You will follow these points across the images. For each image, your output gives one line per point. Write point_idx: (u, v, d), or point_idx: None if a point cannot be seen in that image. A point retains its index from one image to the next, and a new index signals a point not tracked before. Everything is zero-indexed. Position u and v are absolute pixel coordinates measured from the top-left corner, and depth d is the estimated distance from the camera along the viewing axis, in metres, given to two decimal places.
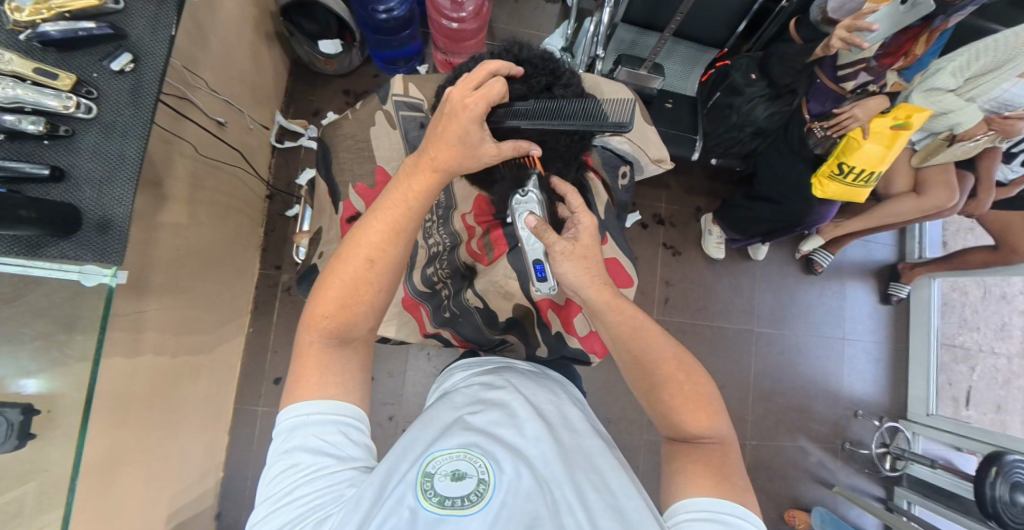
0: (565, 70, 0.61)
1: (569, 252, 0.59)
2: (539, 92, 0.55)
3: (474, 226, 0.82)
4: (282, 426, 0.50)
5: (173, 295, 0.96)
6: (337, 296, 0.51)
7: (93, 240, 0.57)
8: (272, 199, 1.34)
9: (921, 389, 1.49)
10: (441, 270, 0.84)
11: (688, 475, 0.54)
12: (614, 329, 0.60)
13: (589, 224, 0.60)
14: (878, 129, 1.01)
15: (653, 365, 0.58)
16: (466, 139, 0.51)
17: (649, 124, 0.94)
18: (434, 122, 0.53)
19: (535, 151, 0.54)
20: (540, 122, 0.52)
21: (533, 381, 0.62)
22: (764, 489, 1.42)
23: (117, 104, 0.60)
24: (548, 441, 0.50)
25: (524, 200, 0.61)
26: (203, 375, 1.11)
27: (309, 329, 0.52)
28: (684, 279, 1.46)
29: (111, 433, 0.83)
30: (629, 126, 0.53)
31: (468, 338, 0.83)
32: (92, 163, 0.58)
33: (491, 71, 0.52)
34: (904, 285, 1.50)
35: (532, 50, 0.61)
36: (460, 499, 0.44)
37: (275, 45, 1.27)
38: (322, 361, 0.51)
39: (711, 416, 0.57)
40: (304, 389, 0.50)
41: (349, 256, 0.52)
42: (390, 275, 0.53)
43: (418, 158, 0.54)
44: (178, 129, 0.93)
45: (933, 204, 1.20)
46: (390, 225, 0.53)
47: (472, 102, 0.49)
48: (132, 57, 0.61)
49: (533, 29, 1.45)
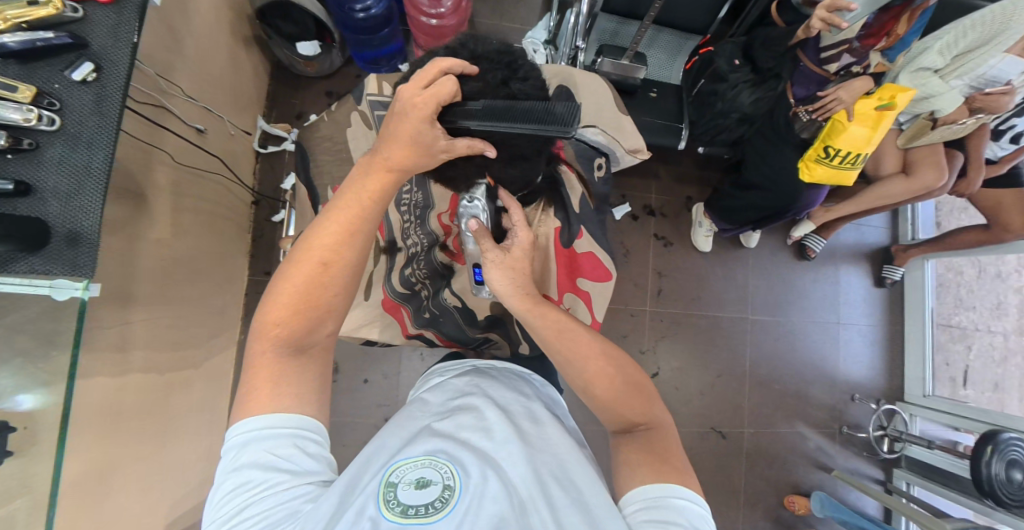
0: (524, 64, 0.58)
1: (499, 262, 0.64)
2: (495, 88, 0.53)
3: (451, 225, 0.79)
4: (232, 443, 0.48)
5: (158, 305, 0.95)
6: (290, 302, 0.51)
7: (63, 254, 0.56)
8: (258, 205, 1.32)
9: (917, 370, 1.48)
10: (419, 270, 0.82)
11: (634, 468, 0.54)
12: (543, 335, 0.63)
13: (524, 242, 0.65)
14: (862, 110, 1.00)
15: (578, 361, 0.61)
16: (419, 140, 0.50)
17: (627, 115, 0.90)
18: (385, 122, 0.52)
19: (490, 152, 0.53)
20: (485, 120, 0.50)
21: (505, 387, 0.62)
22: (763, 476, 1.43)
23: (80, 115, 0.59)
24: (514, 441, 0.50)
25: (470, 205, 0.66)
26: (196, 383, 1.10)
27: (261, 340, 0.51)
28: (677, 269, 1.45)
29: (103, 445, 0.83)
30: (571, 129, 0.48)
31: (452, 338, 0.83)
32: (57, 175, 0.57)
33: (443, 69, 0.50)
34: (898, 268, 1.50)
35: (488, 44, 0.58)
36: (424, 507, 0.44)
37: (254, 48, 1.25)
38: (275, 372, 0.50)
39: (644, 404, 0.60)
40: (258, 401, 0.49)
41: (302, 261, 0.52)
42: (346, 277, 0.53)
43: (371, 159, 0.54)
44: (156, 138, 0.92)
45: (923, 186, 1.18)
46: (345, 227, 0.53)
47: (421, 102, 0.48)
48: (95, 66, 0.60)
49: (517, 22, 1.43)
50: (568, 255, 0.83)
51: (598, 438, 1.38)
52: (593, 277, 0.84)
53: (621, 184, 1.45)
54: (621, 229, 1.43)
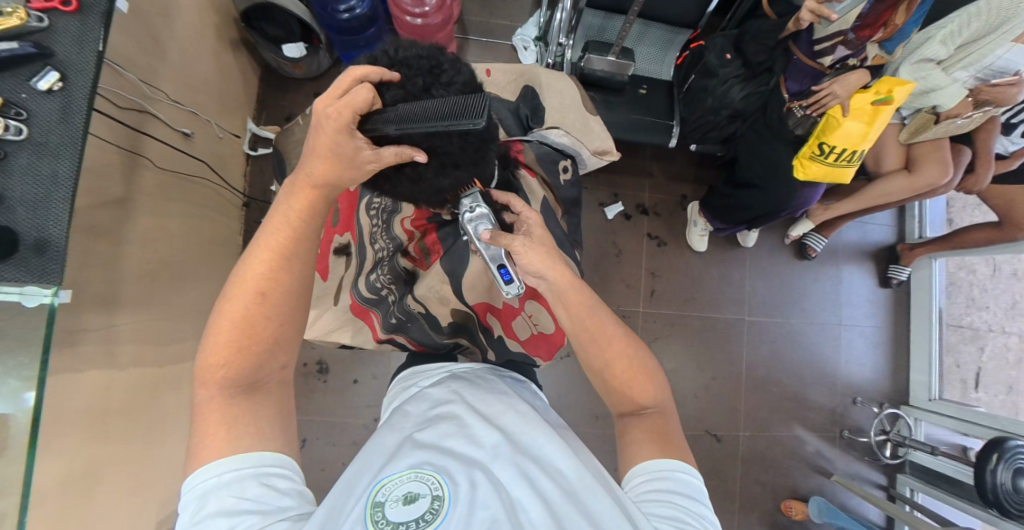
0: (449, 66, 0.55)
1: (529, 245, 0.62)
2: (416, 97, 0.52)
3: (413, 230, 0.79)
4: (192, 496, 0.45)
5: (145, 307, 0.97)
6: (231, 339, 0.51)
7: (30, 261, 0.57)
8: (249, 207, 1.34)
9: (922, 373, 1.43)
10: (384, 275, 0.81)
11: (639, 446, 0.56)
12: (569, 308, 0.61)
13: (537, 220, 0.67)
14: (858, 106, 0.97)
15: (602, 341, 0.60)
16: (340, 152, 0.52)
17: (596, 116, 0.91)
18: (308, 142, 0.54)
19: (420, 157, 0.53)
20: (403, 125, 0.48)
21: (486, 391, 0.61)
22: (760, 480, 1.40)
23: (46, 125, 0.60)
24: (500, 444, 0.49)
25: (475, 215, 0.65)
26: (187, 383, 1.12)
27: (206, 385, 0.50)
28: (671, 269, 1.42)
29: (95, 444, 0.84)
30: (479, 121, 0.42)
31: (423, 343, 0.80)
32: (24, 184, 0.58)
33: (359, 76, 0.51)
34: (904, 268, 1.44)
35: (409, 48, 0.56)
36: (414, 522, 0.42)
37: (242, 51, 1.26)
38: (226, 414, 0.49)
39: (651, 386, 0.59)
40: (212, 448, 0.48)
41: (236, 297, 0.52)
42: (285, 303, 0.53)
43: (294, 180, 0.55)
44: (139, 143, 0.93)
45: (925, 183, 1.14)
46: (275, 254, 0.53)
47: (336, 111, 0.50)
48: (61, 75, 0.60)
49: (505, 19, 1.41)
50: None
51: (590, 440, 1.37)
52: None
53: (614, 182, 1.42)
54: (613, 229, 1.40)
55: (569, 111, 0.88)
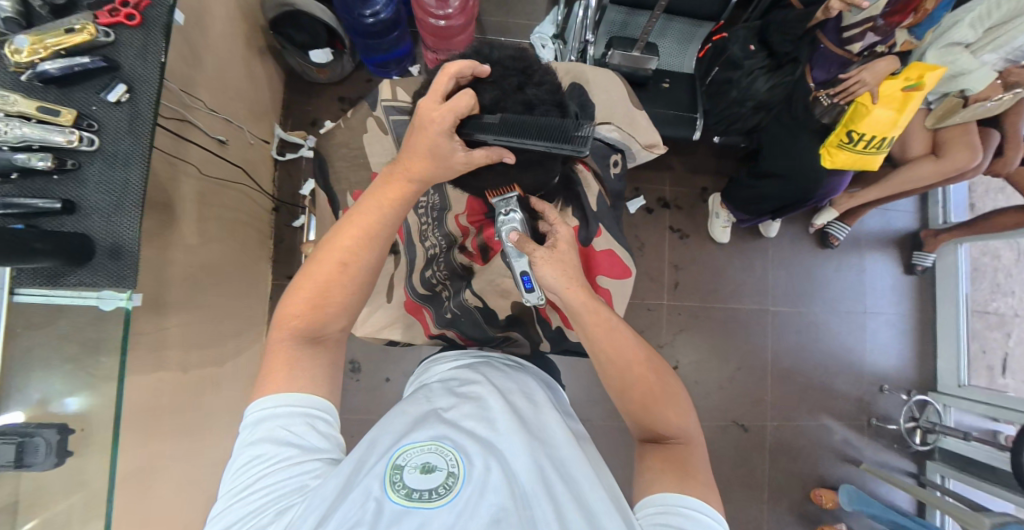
0: (538, 68, 0.59)
1: (549, 258, 0.63)
2: (511, 94, 0.54)
3: (468, 226, 0.82)
4: (248, 420, 0.51)
5: (189, 310, 0.99)
6: (309, 296, 0.55)
7: (107, 267, 0.67)
8: (278, 211, 1.36)
9: (950, 360, 1.43)
10: (439, 272, 0.84)
11: (655, 476, 0.55)
12: (587, 329, 0.62)
13: (566, 236, 0.65)
14: (888, 92, 0.98)
15: (622, 364, 0.61)
16: (437, 152, 0.53)
17: (639, 109, 0.90)
18: (408, 134, 0.55)
19: (509, 160, 0.55)
20: (504, 136, 0.52)
21: (510, 379, 0.63)
22: (789, 469, 1.41)
23: (116, 134, 0.68)
24: (518, 433, 0.50)
25: (508, 218, 0.66)
26: (228, 384, 1.15)
27: (278, 328, 0.54)
28: (695, 262, 1.43)
29: (151, 444, 0.87)
30: (583, 151, 0.53)
31: (473, 338, 0.80)
32: (98, 194, 0.68)
33: (453, 74, 0.51)
34: (928, 254, 1.44)
35: (504, 48, 0.59)
36: (428, 491, 0.44)
37: (269, 58, 1.28)
38: (288, 356, 0.54)
39: (679, 415, 0.59)
40: (272, 384, 0.53)
41: (321, 261, 0.55)
42: (361, 278, 0.57)
43: (393, 168, 0.57)
44: (181, 151, 0.96)
45: (954, 166, 1.13)
46: (364, 230, 0.56)
47: (439, 115, 0.50)
48: (127, 87, 0.69)
49: (522, 18, 1.43)
50: (585, 252, 0.83)
51: (618, 431, 1.39)
52: (611, 276, 0.83)
53: (636, 177, 1.43)
54: (636, 223, 1.42)
55: (615, 106, 0.88)
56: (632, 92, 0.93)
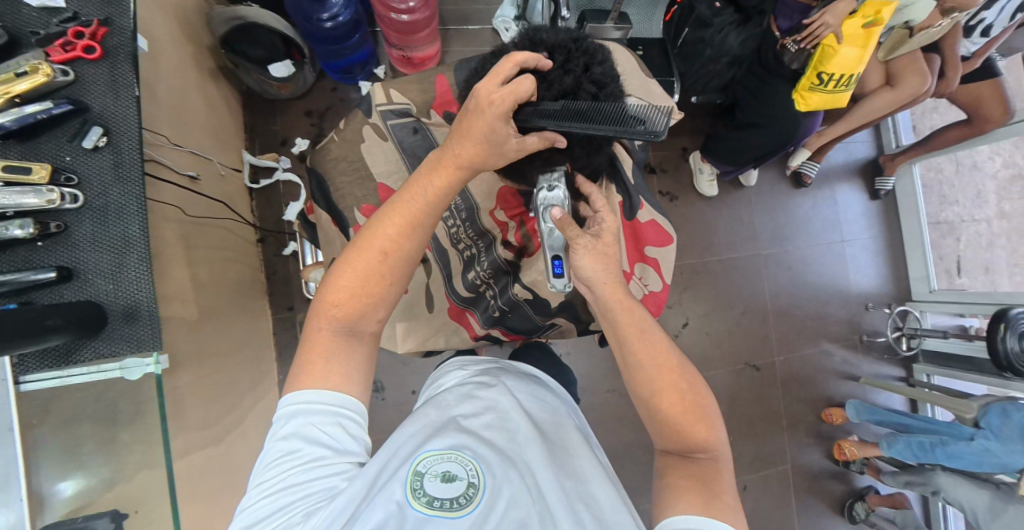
0: (589, 43, 0.61)
1: (591, 248, 0.61)
2: (579, 72, 0.56)
3: (507, 220, 0.86)
4: (281, 412, 0.50)
5: (200, 363, 0.91)
6: (349, 286, 0.52)
7: (123, 333, 0.59)
8: (264, 242, 1.28)
9: (921, 270, 1.57)
10: (482, 272, 0.87)
11: (679, 496, 0.52)
12: (617, 326, 0.61)
13: (611, 228, 0.63)
14: (851, 31, 1.03)
15: (647, 367, 0.58)
16: (492, 137, 0.52)
17: (649, 78, 0.93)
18: (460, 116, 0.54)
19: (561, 143, 0.55)
20: (563, 122, 0.51)
21: (526, 384, 0.63)
22: (801, 398, 1.51)
23: (101, 183, 0.61)
24: (534, 436, 0.53)
25: (551, 194, 0.65)
26: (252, 430, 1.07)
27: (319, 316, 0.52)
28: (687, 220, 1.48)
29: (192, 511, 0.81)
30: (662, 135, 0.48)
31: (520, 331, 0.88)
32: (99, 256, 0.60)
33: (518, 61, 0.52)
34: (888, 178, 1.55)
35: (552, 33, 0.61)
36: (449, 501, 0.46)
37: (222, 79, 1.18)
38: (330, 349, 0.52)
39: (707, 428, 0.56)
40: (306, 379, 0.50)
41: (364, 248, 0.53)
42: (401, 269, 0.54)
43: (441, 154, 0.56)
44: (155, 193, 0.87)
45: (906, 95, 1.24)
46: (408, 221, 0.54)
47: (501, 98, 0.50)
48: (103, 130, 0.61)
49: (481, 2, 1.39)
50: (633, 226, 0.89)
51: None
52: (659, 243, 0.91)
53: None
54: None
55: (627, 79, 0.89)
56: (637, 63, 0.94)
